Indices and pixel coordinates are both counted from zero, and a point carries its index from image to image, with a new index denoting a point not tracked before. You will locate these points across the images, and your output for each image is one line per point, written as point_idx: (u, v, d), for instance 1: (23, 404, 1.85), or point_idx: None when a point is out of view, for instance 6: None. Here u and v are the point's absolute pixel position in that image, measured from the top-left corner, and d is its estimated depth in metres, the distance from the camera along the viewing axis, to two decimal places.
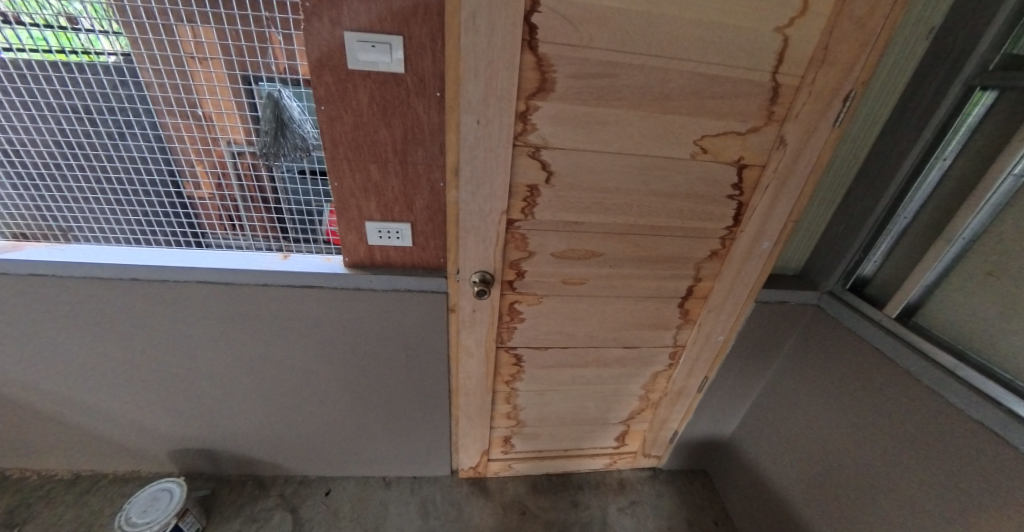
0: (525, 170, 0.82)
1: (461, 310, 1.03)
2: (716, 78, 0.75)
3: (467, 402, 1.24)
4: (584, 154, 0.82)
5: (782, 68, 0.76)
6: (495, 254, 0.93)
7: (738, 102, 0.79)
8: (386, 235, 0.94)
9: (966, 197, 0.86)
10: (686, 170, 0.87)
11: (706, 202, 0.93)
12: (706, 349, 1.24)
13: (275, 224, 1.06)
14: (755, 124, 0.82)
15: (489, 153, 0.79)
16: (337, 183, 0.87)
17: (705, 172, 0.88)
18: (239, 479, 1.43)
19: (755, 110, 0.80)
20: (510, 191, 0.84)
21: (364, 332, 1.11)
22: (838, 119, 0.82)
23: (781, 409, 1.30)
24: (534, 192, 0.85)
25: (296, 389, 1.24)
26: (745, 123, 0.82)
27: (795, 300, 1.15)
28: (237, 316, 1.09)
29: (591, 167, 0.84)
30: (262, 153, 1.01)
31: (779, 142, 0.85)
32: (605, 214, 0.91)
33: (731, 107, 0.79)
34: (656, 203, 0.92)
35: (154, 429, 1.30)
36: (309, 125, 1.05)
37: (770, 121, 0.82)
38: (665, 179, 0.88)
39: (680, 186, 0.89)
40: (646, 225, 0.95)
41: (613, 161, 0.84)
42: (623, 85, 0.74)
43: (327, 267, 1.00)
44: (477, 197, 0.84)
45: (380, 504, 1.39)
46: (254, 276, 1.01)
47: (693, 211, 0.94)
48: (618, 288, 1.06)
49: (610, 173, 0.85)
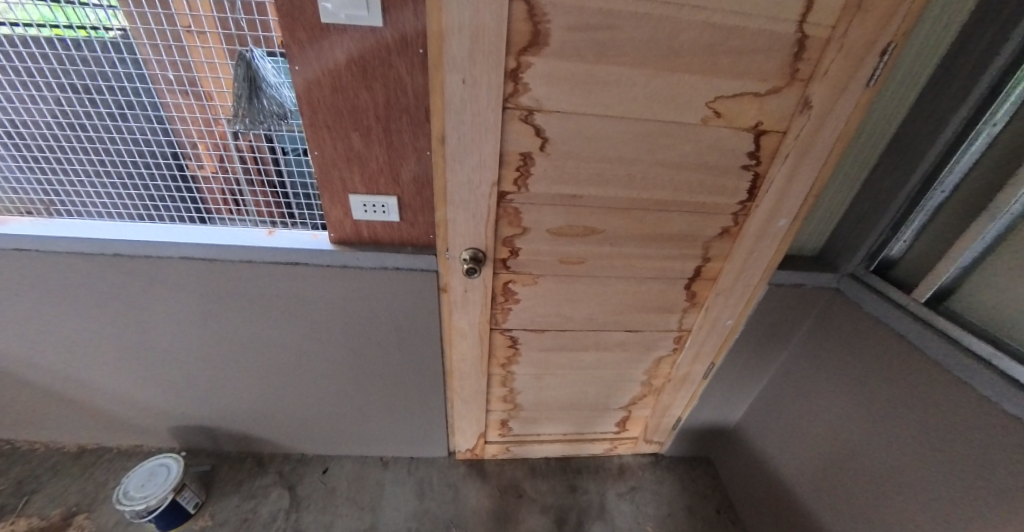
0: (517, 137, 0.75)
1: (453, 290, 0.97)
2: (733, 31, 0.66)
3: (462, 385, 1.21)
4: (583, 120, 0.75)
5: (810, 17, 0.66)
6: (486, 230, 0.86)
7: (756, 59, 0.70)
8: (372, 209, 0.89)
9: (1016, 167, 0.76)
10: (695, 138, 0.80)
11: (717, 174, 0.85)
12: (714, 334, 1.18)
13: (278, 204, 1.01)
14: (775, 85, 0.73)
15: (477, 118, 0.72)
16: (318, 152, 0.81)
17: (717, 140, 0.80)
18: (238, 456, 1.42)
19: (777, 68, 0.71)
20: (501, 160, 0.77)
21: (354, 311, 1.07)
22: (873, 77, 0.72)
23: (792, 396, 1.24)
24: (529, 161, 0.78)
25: (290, 368, 1.22)
26: (765, 84, 0.73)
27: (812, 283, 1.08)
28: (224, 294, 1.05)
29: (591, 134, 0.77)
30: (244, 123, 0.88)
31: (802, 106, 0.76)
32: (606, 187, 0.84)
33: (751, 65, 0.71)
34: (661, 175, 0.84)
35: (153, 404, 1.30)
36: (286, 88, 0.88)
37: (793, 81, 0.73)
38: (673, 147, 0.80)
39: (689, 155, 0.82)
40: (650, 198, 0.88)
41: (614, 127, 0.76)
42: (625, 39, 0.66)
43: (311, 244, 0.95)
44: (465, 167, 0.77)
45: (377, 484, 1.38)
46: (236, 252, 0.97)
47: (702, 183, 0.87)
48: (620, 269, 0.99)
49: (610, 141, 0.78)
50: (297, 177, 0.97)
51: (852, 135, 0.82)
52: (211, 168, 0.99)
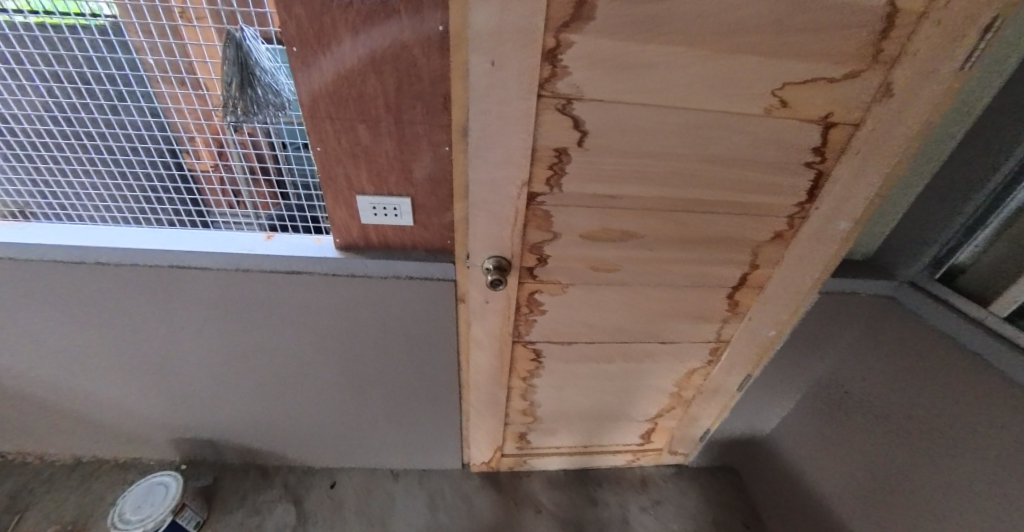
0: (551, 130, 0.65)
1: (471, 300, 0.87)
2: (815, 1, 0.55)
3: (478, 397, 1.12)
4: (628, 110, 0.64)
5: None
6: (513, 235, 0.77)
7: (839, 36, 0.59)
8: (382, 211, 0.79)
9: None
10: (753, 131, 0.70)
11: (774, 171, 0.76)
12: (752, 344, 1.10)
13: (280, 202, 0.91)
14: (853, 68, 0.63)
15: (505, 108, 0.61)
16: (320, 147, 0.71)
17: (779, 131, 0.70)
18: (241, 467, 1.35)
19: (860, 47, 0.61)
20: (532, 156, 0.67)
21: (362, 322, 0.98)
22: (970, 60, 0.61)
23: (834, 409, 1.17)
24: (563, 158, 0.68)
25: (294, 378, 1.13)
26: (843, 66, 0.63)
27: (865, 291, 0.99)
28: (221, 304, 0.96)
29: (636, 126, 0.66)
30: (240, 116, 0.74)
31: (879, 92, 0.66)
32: (648, 188, 0.75)
33: (831, 44, 0.60)
34: (712, 173, 0.74)
35: (151, 416, 1.22)
36: (283, 74, 0.75)
37: (875, 62, 0.62)
38: (728, 141, 0.70)
39: (743, 148, 0.71)
40: (695, 198, 0.78)
41: (662, 118, 0.66)
42: (683, 10, 0.54)
43: (315, 250, 0.86)
44: (489, 163, 0.67)
45: (387, 498, 1.31)
46: (232, 259, 0.87)
47: (757, 183, 0.77)
48: (656, 277, 0.90)
49: (655, 134, 0.68)
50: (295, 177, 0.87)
51: (933, 126, 0.72)
52: (201, 165, 0.88)
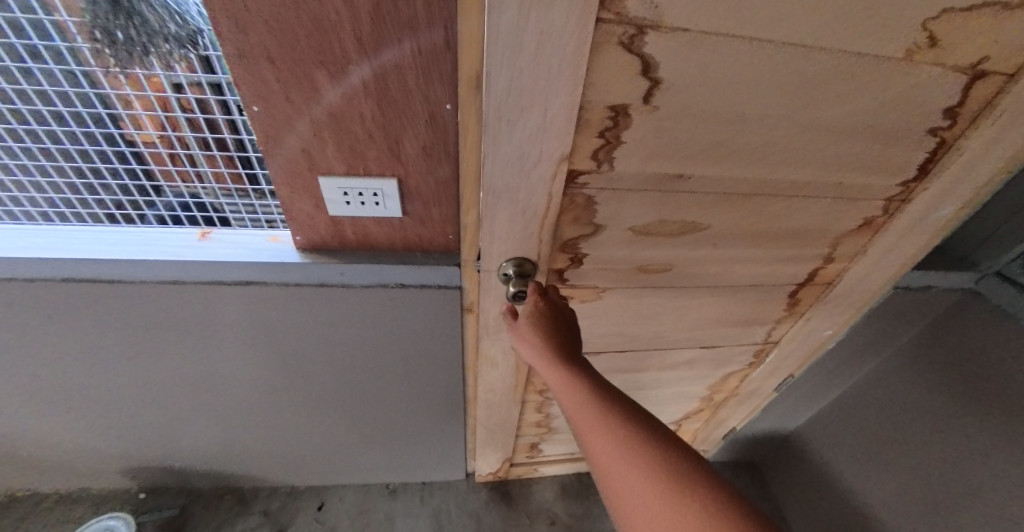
0: (610, 80, 0.41)
1: (482, 313, 0.68)
2: None
3: (488, 416, 0.95)
4: (728, 48, 0.41)
5: None
6: (544, 233, 0.56)
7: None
8: (358, 198, 0.57)
9: None
10: (893, 80, 0.48)
11: (885, 143, 0.56)
12: (804, 345, 0.95)
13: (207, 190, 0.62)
14: None
15: (542, 45, 0.36)
16: (262, 108, 0.47)
17: (909, 87, 0.49)
18: (214, 493, 1.17)
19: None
20: (579, 120, 0.44)
21: (344, 340, 0.78)
22: None
23: (887, 409, 1.07)
24: (620, 120, 0.46)
25: (266, 401, 0.93)
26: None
27: (942, 285, 0.90)
28: (152, 325, 0.72)
29: (732, 75, 0.43)
30: (120, 41, 0.44)
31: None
32: (727, 167, 0.54)
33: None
34: (815, 142, 0.53)
35: (93, 447, 1.00)
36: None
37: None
38: (851, 93, 0.48)
39: (868, 108, 0.51)
40: (783, 179, 0.58)
41: (770, 66, 0.43)
42: None
43: (269, 254, 0.63)
44: (515, 133, 0.43)
45: (385, 519, 1.17)
46: (151, 268, 0.62)
47: (865, 152, 0.57)
48: (714, 278, 0.72)
49: (753, 89, 0.45)
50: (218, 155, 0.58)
51: None
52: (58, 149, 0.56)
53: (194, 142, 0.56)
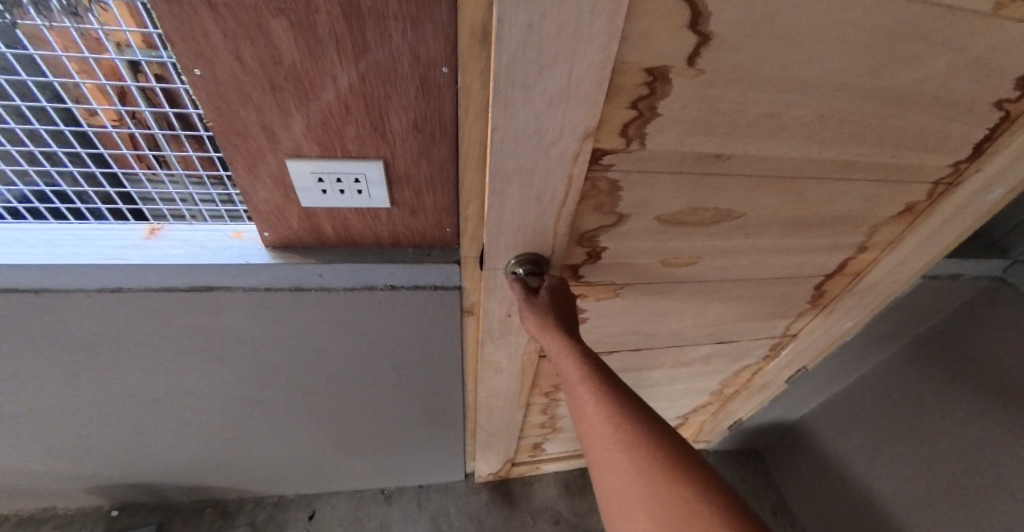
0: (657, 31, 0.30)
1: (485, 316, 0.60)
2: None
3: (489, 420, 0.88)
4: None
5: None
6: (560, 223, 0.47)
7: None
8: (337, 186, 0.47)
9: None
10: (996, 38, 0.38)
11: (958, 119, 0.47)
12: (823, 337, 0.89)
13: (149, 180, 0.50)
14: None
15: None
16: (205, 71, 0.37)
17: (1005, 48, 0.39)
18: (194, 506, 1.08)
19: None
20: (609, 87, 0.34)
21: (327, 347, 0.69)
22: None
23: (900, 399, 1.03)
24: (658, 88, 0.35)
25: (243, 413, 0.84)
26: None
27: (970, 273, 0.85)
28: (99, 338, 0.62)
29: (810, 25, 0.33)
30: None
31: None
32: (778, 145, 0.45)
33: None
34: (886, 115, 0.44)
35: (50, 468, 0.90)
36: None
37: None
38: (943, 54, 0.38)
39: (953, 80, 0.41)
40: (838, 159, 0.49)
41: (852, 19, 0.33)
42: None
43: (229, 253, 0.52)
44: (532, 103, 0.34)
45: (381, 526, 1.11)
46: (87, 275, 0.51)
47: (935, 129, 0.47)
48: (742, 271, 0.64)
49: (825, 52, 0.35)
50: (161, 135, 0.45)
51: None
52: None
53: (128, 118, 0.44)
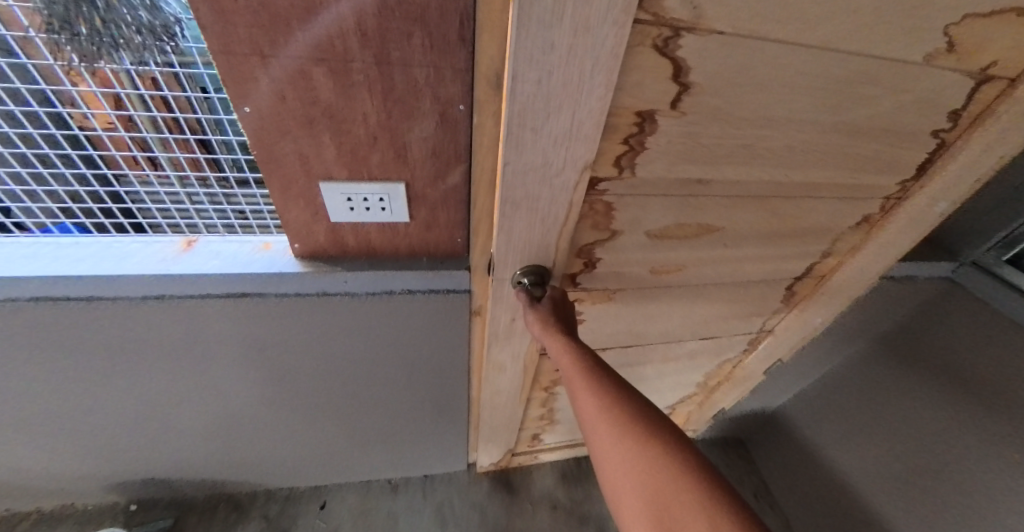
0: (646, 83, 0.37)
1: (493, 320, 0.65)
2: None
3: (492, 414, 0.94)
4: (768, 47, 0.37)
5: None
6: (561, 240, 0.53)
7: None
8: (363, 205, 0.53)
9: None
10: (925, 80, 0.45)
11: (904, 144, 0.54)
12: (798, 333, 0.97)
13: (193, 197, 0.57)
14: None
15: (574, 47, 0.32)
16: (250, 109, 0.42)
17: (934, 90, 0.47)
18: (207, 501, 1.13)
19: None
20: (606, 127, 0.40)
21: (344, 349, 0.74)
22: None
23: (867, 388, 1.12)
24: (646, 127, 0.42)
25: (259, 411, 0.89)
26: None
27: (926, 274, 0.93)
28: (130, 342, 0.66)
29: (770, 76, 0.40)
30: (85, 41, 0.38)
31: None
32: (748, 171, 0.51)
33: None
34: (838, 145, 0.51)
35: (71, 466, 0.94)
36: None
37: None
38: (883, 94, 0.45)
39: (894, 115, 0.49)
40: (800, 183, 0.56)
41: (803, 73, 0.40)
42: None
43: (260, 264, 0.57)
44: (541, 141, 0.40)
45: (388, 516, 1.17)
46: (130, 285, 0.56)
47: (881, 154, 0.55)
48: (723, 276, 0.71)
49: (786, 99, 0.42)
50: (210, 156, 0.53)
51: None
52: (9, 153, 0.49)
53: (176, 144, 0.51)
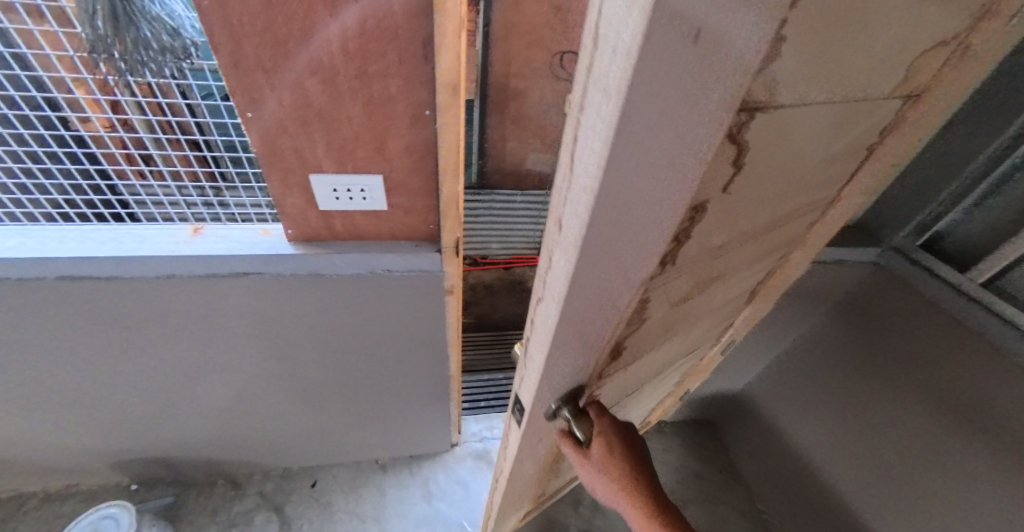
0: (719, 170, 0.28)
1: (515, 445, 0.54)
2: None
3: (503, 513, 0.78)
4: (822, 112, 0.30)
5: None
6: (601, 354, 0.43)
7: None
8: (347, 193, 0.62)
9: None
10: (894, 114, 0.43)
11: None
12: (750, 316, 1.07)
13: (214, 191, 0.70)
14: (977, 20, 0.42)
15: (670, 165, 0.24)
16: (252, 112, 0.52)
17: None
18: (207, 480, 1.21)
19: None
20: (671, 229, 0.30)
21: (334, 330, 0.82)
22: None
23: (814, 366, 1.23)
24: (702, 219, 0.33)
25: (255, 391, 0.96)
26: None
27: (855, 258, 1.02)
28: (138, 320, 0.73)
29: (817, 132, 0.33)
30: (120, 63, 0.49)
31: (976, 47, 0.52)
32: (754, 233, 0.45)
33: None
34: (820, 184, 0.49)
35: (80, 443, 1.01)
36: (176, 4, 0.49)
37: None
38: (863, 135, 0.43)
39: None
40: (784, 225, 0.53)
41: (838, 124, 0.35)
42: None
43: (261, 247, 0.66)
44: (604, 266, 0.29)
45: (378, 491, 1.25)
46: (145, 265, 0.64)
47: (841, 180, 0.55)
48: (720, 309, 0.68)
49: (814, 153, 0.37)
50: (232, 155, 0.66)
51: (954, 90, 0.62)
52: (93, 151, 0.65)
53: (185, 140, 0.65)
